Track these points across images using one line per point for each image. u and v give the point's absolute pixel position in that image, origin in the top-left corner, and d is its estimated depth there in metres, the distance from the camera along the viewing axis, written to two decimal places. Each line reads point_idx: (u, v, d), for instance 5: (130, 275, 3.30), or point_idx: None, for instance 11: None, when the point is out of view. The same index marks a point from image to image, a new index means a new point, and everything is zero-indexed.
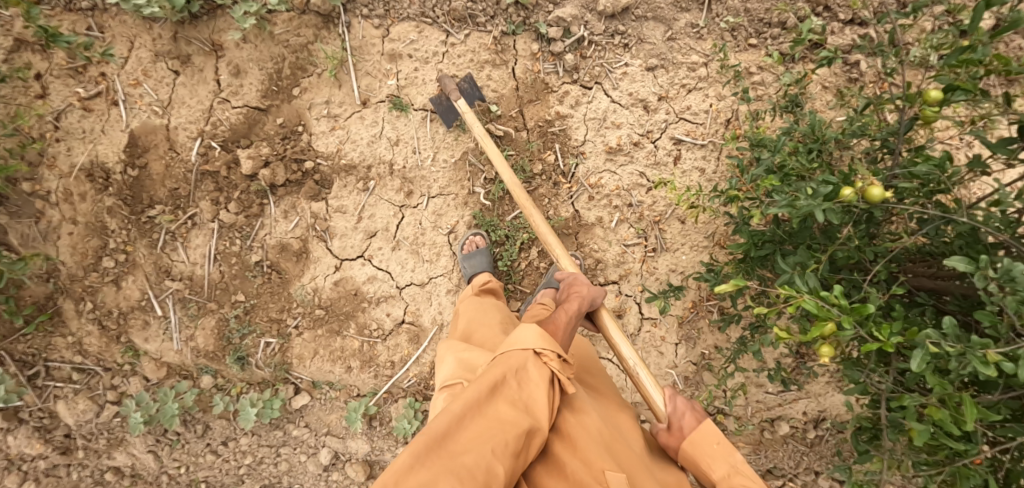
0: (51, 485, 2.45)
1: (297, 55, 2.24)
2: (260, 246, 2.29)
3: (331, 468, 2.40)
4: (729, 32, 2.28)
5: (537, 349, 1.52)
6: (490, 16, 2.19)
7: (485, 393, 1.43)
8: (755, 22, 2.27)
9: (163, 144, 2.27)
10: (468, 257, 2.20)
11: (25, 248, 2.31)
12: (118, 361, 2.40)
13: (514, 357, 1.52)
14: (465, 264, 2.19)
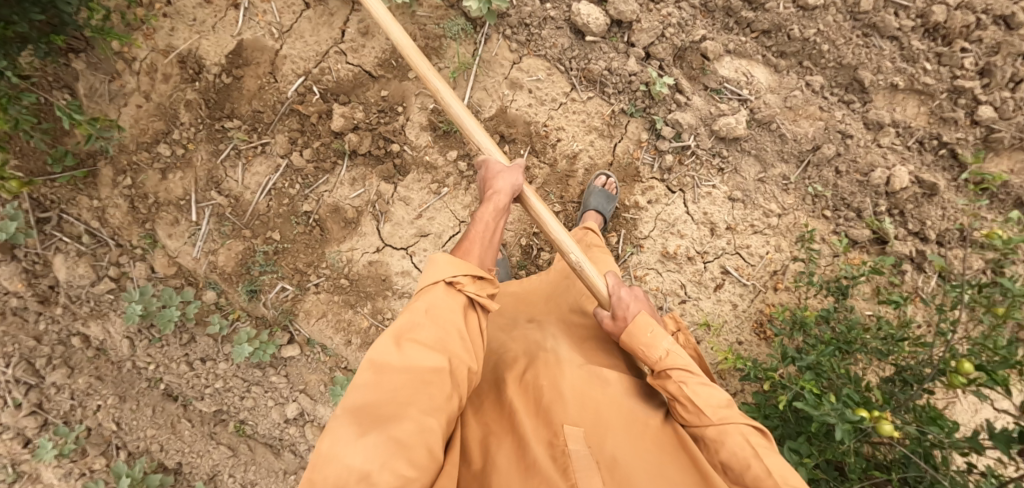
0: (15, 326, 2.38)
1: (426, 40, 2.22)
2: (316, 199, 2.31)
3: (291, 421, 2.47)
4: (812, 197, 2.40)
5: (449, 277, 1.53)
6: (618, 90, 2.25)
7: (391, 341, 1.43)
8: (839, 198, 2.40)
9: (266, 65, 2.25)
10: None
11: (89, 102, 2.27)
12: (133, 242, 2.39)
13: (427, 293, 1.52)
14: None
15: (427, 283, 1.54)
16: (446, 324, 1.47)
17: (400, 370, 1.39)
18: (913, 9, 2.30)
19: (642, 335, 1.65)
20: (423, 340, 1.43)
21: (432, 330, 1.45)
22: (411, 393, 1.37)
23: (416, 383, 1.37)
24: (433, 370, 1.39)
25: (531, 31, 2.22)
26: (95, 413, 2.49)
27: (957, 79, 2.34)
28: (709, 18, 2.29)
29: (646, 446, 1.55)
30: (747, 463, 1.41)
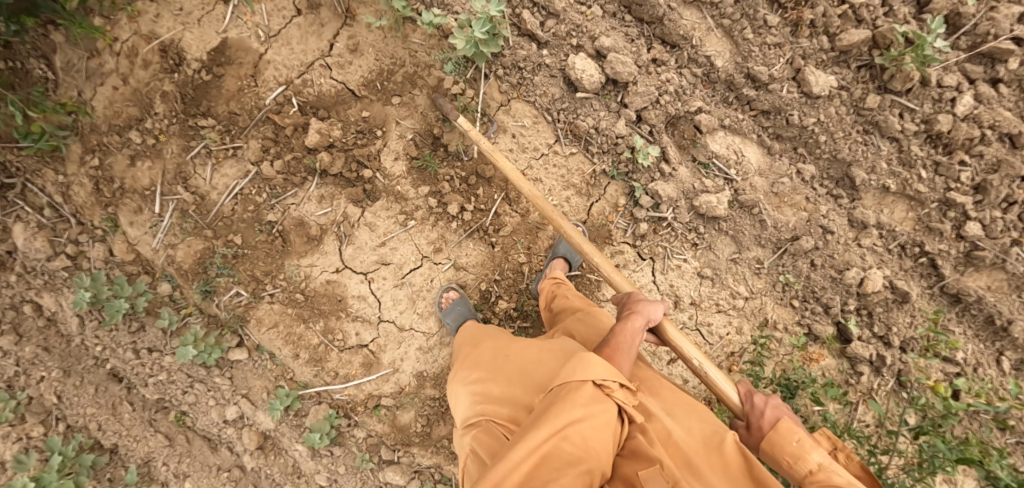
0: None
1: (415, 67, 2.17)
2: (282, 210, 2.27)
3: (230, 422, 2.49)
4: (782, 285, 2.37)
5: (602, 380, 1.58)
6: (602, 150, 2.20)
7: (543, 438, 1.47)
8: (809, 290, 2.36)
9: (248, 67, 2.19)
10: (450, 311, 2.23)
11: (64, 76, 2.21)
12: (94, 222, 2.37)
13: (575, 389, 1.55)
14: (448, 319, 2.22)
15: (576, 380, 1.56)
16: (589, 422, 1.51)
17: (535, 468, 1.45)
18: (918, 113, 2.23)
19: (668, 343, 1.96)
20: (570, 439, 1.48)
21: (565, 419, 1.49)
22: (541, 486, 1.43)
23: (552, 470, 1.45)
24: (580, 474, 1.46)
25: (524, 76, 2.15)
26: (38, 384, 2.48)
27: (950, 191, 2.27)
28: (709, 90, 2.22)
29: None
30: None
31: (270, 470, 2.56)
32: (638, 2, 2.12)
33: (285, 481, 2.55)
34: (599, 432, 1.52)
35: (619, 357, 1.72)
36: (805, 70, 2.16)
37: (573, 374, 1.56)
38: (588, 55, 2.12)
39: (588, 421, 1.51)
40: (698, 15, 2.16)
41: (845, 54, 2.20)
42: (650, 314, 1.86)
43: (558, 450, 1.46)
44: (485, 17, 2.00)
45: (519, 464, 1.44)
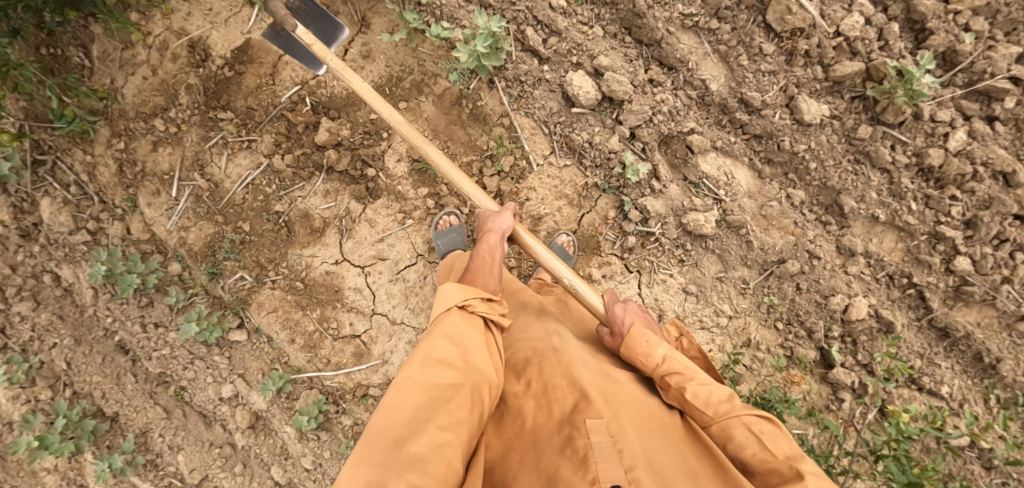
0: None
1: (423, 75, 2.29)
2: (289, 202, 2.40)
3: (225, 400, 2.61)
4: (766, 306, 2.41)
5: (460, 301, 1.74)
6: (596, 165, 2.28)
7: (417, 364, 1.59)
8: (793, 313, 2.40)
9: (268, 66, 2.34)
10: (443, 236, 2.28)
11: (100, 65, 2.39)
12: (115, 201, 2.53)
13: (446, 319, 1.71)
14: (439, 240, 2.27)
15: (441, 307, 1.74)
16: (465, 345, 1.66)
17: (427, 388, 1.54)
18: (910, 146, 2.28)
19: (640, 344, 1.85)
20: (449, 363, 1.60)
21: (444, 348, 1.63)
22: (429, 412, 1.50)
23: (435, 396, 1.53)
24: (459, 389, 1.55)
25: (525, 89, 2.25)
26: (51, 350, 2.63)
27: (940, 224, 2.30)
28: (704, 112, 2.30)
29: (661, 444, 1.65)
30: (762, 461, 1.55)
31: (259, 450, 2.66)
32: (638, 25, 2.22)
33: (273, 462, 2.65)
34: (481, 357, 1.65)
35: (479, 277, 1.89)
36: (798, 98, 2.23)
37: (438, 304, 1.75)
38: (586, 73, 2.22)
39: (477, 350, 1.67)
40: (696, 40, 2.25)
41: (838, 84, 2.26)
42: (501, 228, 2.01)
43: (449, 372, 1.57)
44: (487, 33, 2.14)
45: (414, 385, 1.55)
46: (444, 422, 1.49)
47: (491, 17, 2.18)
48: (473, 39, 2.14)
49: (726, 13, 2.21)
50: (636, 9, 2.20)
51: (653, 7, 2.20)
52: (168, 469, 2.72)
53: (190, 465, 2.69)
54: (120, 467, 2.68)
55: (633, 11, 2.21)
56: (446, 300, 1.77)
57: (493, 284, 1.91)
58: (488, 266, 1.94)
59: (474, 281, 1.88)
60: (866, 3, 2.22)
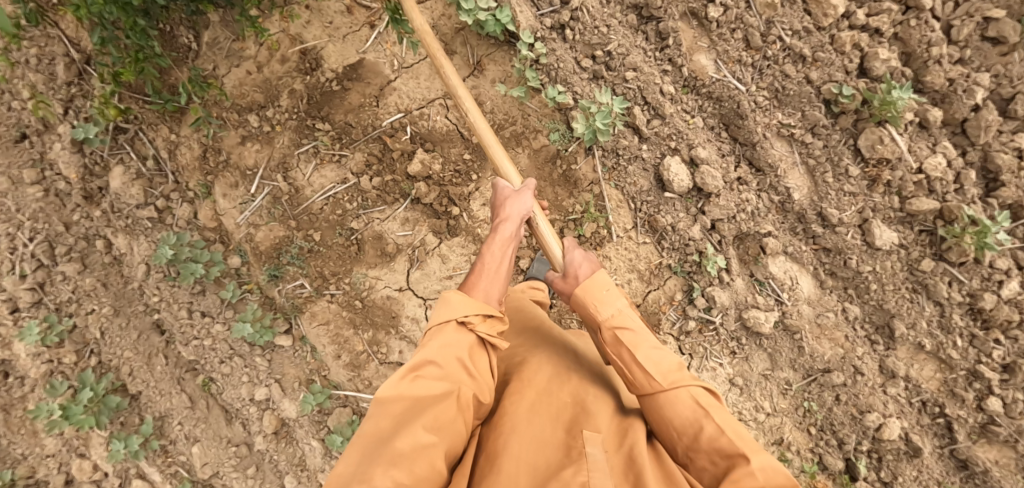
0: (52, 208, 2.50)
1: (524, 127, 2.35)
2: (366, 221, 2.43)
3: (255, 402, 2.57)
4: (803, 410, 2.50)
5: (463, 315, 1.62)
6: (673, 247, 2.37)
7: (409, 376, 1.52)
8: (828, 423, 2.48)
9: (375, 88, 2.39)
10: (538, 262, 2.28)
11: (206, 51, 2.40)
12: (189, 184, 2.52)
13: (445, 328, 1.61)
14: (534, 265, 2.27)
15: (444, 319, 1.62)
16: (462, 352, 1.57)
17: (412, 396, 1.48)
18: (966, 286, 2.36)
19: (600, 292, 1.83)
20: (447, 371, 1.53)
21: (442, 358, 1.55)
22: (417, 416, 1.46)
23: (423, 406, 1.47)
24: (449, 399, 1.50)
25: (620, 162, 2.34)
26: (87, 316, 2.59)
27: (980, 363, 2.38)
28: (781, 216, 2.39)
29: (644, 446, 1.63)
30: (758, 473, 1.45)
31: (277, 457, 2.62)
32: (738, 124, 2.33)
33: (288, 472, 2.61)
34: (468, 365, 1.57)
35: (478, 280, 1.75)
36: (872, 223, 2.33)
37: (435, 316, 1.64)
38: (682, 160, 2.32)
39: (467, 359, 1.57)
40: (788, 148, 2.35)
41: (911, 216, 2.37)
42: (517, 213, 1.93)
43: (429, 381, 1.51)
44: (606, 110, 2.27)
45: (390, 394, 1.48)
46: (431, 422, 1.46)
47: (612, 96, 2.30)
48: (592, 113, 2.26)
49: (820, 129, 2.32)
50: (739, 110, 2.32)
51: (754, 111, 2.33)
52: (178, 459, 2.65)
53: (203, 460, 2.62)
54: (134, 450, 2.61)
55: (735, 111, 2.33)
56: (441, 313, 1.64)
57: (495, 291, 1.73)
58: (497, 267, 1.77)
59: (476, 290, 1.72)
60: (948, 147, 2.35)
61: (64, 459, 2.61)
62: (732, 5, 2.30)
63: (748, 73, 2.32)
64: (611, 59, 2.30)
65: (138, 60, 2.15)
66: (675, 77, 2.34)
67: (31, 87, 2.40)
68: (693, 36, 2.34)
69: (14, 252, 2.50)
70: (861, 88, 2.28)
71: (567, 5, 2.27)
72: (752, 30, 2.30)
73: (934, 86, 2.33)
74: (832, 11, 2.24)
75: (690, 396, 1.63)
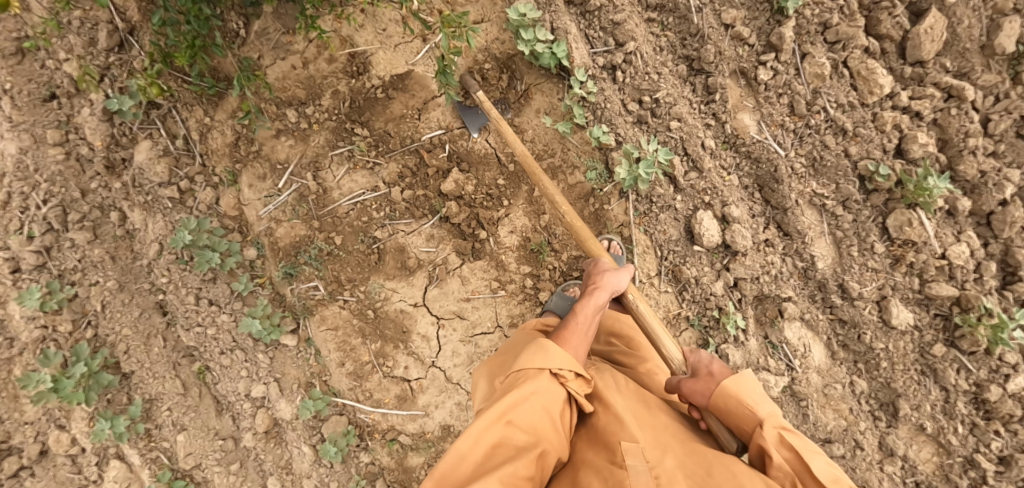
0: (71, 172, 2.45)
1: (563, 160, 2.39)
2: (390, 232, 2.42)
3: (250, 398, 2.51)
4: None
5: (558, 368, 1.72)
6: (693, 300, 2.38)
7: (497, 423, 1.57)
8: None
9: (419, 101, 2.39)
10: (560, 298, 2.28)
11: (254, 39, 2.36)
12: (216, 169, 2.50)
13: (535, 371, 1.70)
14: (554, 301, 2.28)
15: (537, 364, 1.71)
16: (549, 398, 1.66)
17: (503, 444, 1.55)
18: (973, 375, 2.36)
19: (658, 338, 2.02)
20: (531, 423, 1.60)
21: (530, 407, 1.62)
22: (495, 465, 1.52)
23: (503, 453, 1.55)
24: (530, 453, 1.56)
25: (652, 209, 2.36)
26: (89, 287, 2.50)
27: (977, 453, 2.38)
28: (802, 283, 2.41)
29: (699, 469, 1.63)
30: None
31: (264, 456, 2.55)
32: (772, 187, 2.36)
33: (272, 473, 2.55)
34: (554, 417, 1.64)
35: (571, 340, 1.87)
36: (891, 301, 2.35)
37: (532, 360, 1.72)
38: (714, 215, 2.34)
39: (553, 411, 1.65)
40: (818, 217, 2.37)
41: (929, 299, 2.37)
42: (613, 286, 2.00)
43: (515, 422, 1.58)
44: (650, 160, 2.29)
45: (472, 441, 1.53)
46: (505, 473, 1.50)
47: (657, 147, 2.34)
48: (636, 161, 2.28)
49: (852, 203, 2.34)
50: (776, 174, 2.35)
51: (790, 176, 2.36)
52: (161, 446, 2.55)
53: (186, 450, 2.54)
54: (119, 432, 2.49)
55: (772, 174, 2.36)
56: (535, 360, 1.73)
57: (582, 348, 1.89)
58: (585, 329, 1.92)
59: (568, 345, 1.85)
60: (973, 236, 2.35)
61: (42, 429, 2.45)
62: (781, 71, 2.34)
63: (789, 138, 2.35)
64: (657, 107, 2.34)
65: (191, 45, 2.16)
66: (717, 132, 2.38)
67: (72, 50, 2.37)
68: (739, 95, 2.38)
69: (23, 211, 2.40)
70: (897, 169, 2.31)
71: (622, 48, 2.32)
72: (798, 96, 2.34)
73: (967, 175, 2.35)
74: (878, 90, 2.29)
75: (777, 435, 1.64)
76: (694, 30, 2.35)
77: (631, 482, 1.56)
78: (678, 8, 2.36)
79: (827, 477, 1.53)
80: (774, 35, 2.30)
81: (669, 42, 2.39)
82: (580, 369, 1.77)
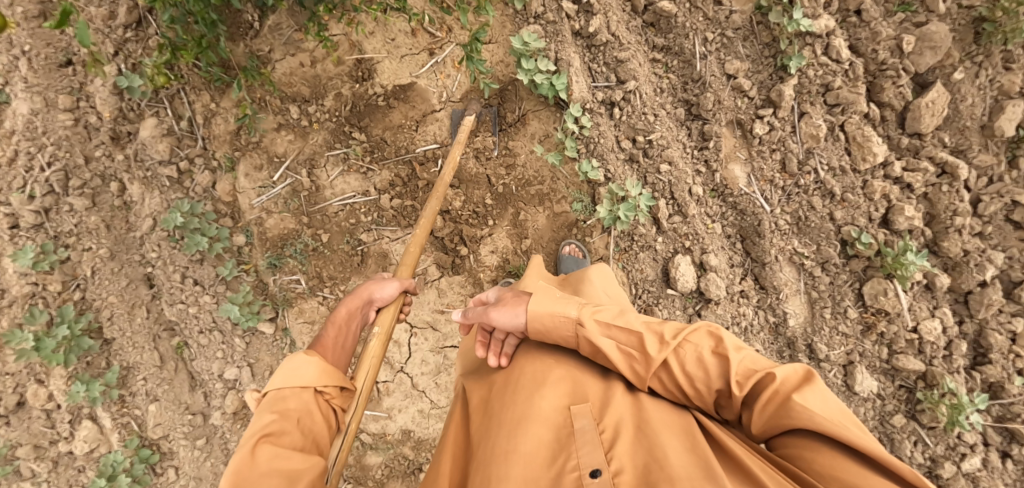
0: (77, 139, 2.52)
1: (551, 188, 2.41)
2: (375, 237, 2.48)
3: (223, 378, 2.59)
4: None
5: (315, 383, 1.58)
6: None
7: (267, 427, 1.43)
8: None
9: (418, 113, 2.44)
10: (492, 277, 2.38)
11: (265, 33, 2.41)
12: (216, 153, 2.56)
13: (294, 395, 1.55)
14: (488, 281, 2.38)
15: (291, 384, 1.56)
16: (313, 422, 1.53)
17: (277, 446, 1.41)
18: (929, 450, 2.38)
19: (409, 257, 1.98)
20: (293, 426, 1.47)
21: (302, 422, 1.50)
22: (284, 467, 1.37)
23: (289, 454, 1.40)
24: (308, 460, 1.42)
25: (632, 247, 2.39)
26: (82, 253, 2.58)
27: None
28: (772, 337, 2.43)
29: (645, 405, 1.52)
30: (782, 403, 1.36)
31: (230, 435, 2.64)
32: (754, 240, 2.39)
33: (236, 452, 2.63)
34: (310, 409, 1.54)
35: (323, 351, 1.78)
36: (856, 367, 2.37)
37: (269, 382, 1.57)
38: (692, 261, 2.37)
39: (303, 394, 1.54)
40: (796, 275, 2.39)
41: (895, 370, 2.39)
42: (376, 296, 1.89)
43: (283, 434, 1.44)
44: (632, 203, 2.35)
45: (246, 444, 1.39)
46: (290, 466, 1.38)
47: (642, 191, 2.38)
48: (619, 201, 2.34)
49: (830, 266, 2.36)
50: (759, 228, 2.37)
51: (773, 232, 2.38)
52: (132, 412, 2.64)
53: (156, 420, 2.63)
54: (93, 396, 2.58)
55: (755, 228, 2.38)
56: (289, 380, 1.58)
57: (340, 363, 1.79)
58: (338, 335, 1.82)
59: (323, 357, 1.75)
60: (947, 313, 2.36)
61: (23, 381, 2.49)
62: (778, 127, 2.36)
63: (777, 194, 2.37)
64: (650, 148, 2.36)
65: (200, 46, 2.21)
66: (706, 180, 2.41)
67: (91, 23, 2.44)
68: (733, 145, 2.39)
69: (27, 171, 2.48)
70: (880, 238, 2.32)
71: (623, 85, 2.35)
72: (792, 154, 2.35)
73: (950, 252, 2.35)
74: (871, 158, 2.30)
75: (704, 340, 1.49)
76: (697, 76, 2.38)
77: (577, 443, 1.46)
78: (683, 52, 2.38)
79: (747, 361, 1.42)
80: (774, 91, 2.32)
81: (670, 84, 2.41)
82: (331, 374, 1.63)
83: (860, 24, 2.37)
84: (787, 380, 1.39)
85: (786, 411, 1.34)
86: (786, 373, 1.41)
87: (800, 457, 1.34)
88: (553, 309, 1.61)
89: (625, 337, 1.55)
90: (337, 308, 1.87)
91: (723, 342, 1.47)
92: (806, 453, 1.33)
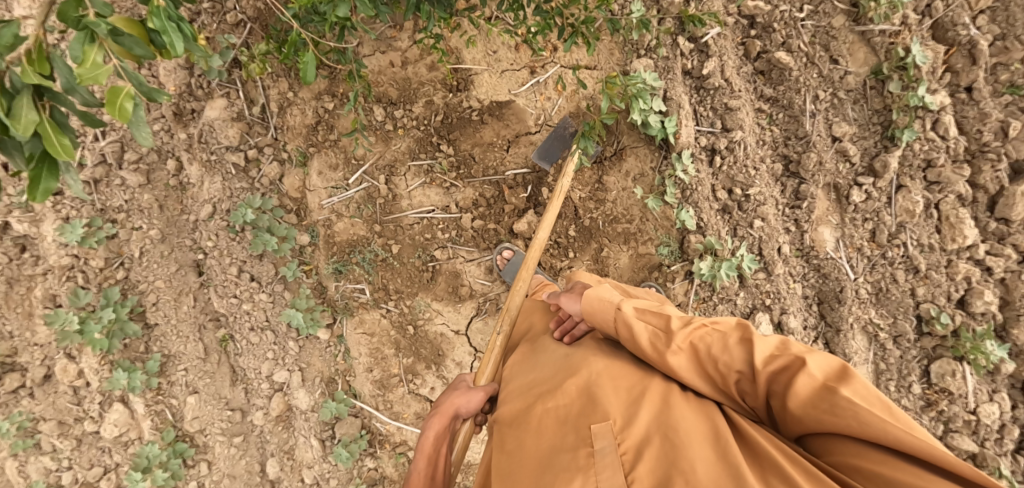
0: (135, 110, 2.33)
1: (638, 228, 2.35)
2: (450, 255, 2.38)
3: (270, 380, 2.48)
4: None
5: None
6: None
7: None
8: None
9: (511, 133, 2.34)
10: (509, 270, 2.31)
11: (358, 27, 2.27)
12: (287, 145, 2.40)
13: None
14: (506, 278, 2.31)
15: None
16: None
17: None
18: None
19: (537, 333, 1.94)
20: None
21: None
22: None
23: None
24: None
25: (712, 298, 2.36)
26: (131, 231, 2.40)
27: None
28: None
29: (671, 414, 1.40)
30: (814, 395, 1.24)
31: (269, 436, 2.53)
32: (833, 306, 2.38)
33: (274, 455, 2.53)
34: None
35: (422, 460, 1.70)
36: None
37: None
38: (770, 320, 2.35)
39: None
40: (867, 344, 2.39)
41: (947, 446, 2.39)
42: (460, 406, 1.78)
43: None
44: (735, 263, 2.29)
45: None
46: None
47: (747, 254, 2.32)
48: (722, 261, 2.28)
49: (903, 340, 2.36)
50: (840, 294, 2.36)
51: (853, 300, 2.36)
52: (168, 402, 2.49)
53: (193, 414, 2.49)
54: (134, 384, 2.43)
55: (836, 293, 2.37)
56: None
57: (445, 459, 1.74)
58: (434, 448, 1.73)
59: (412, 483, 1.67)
60: (1006, 398, 2.34)
61: (51, 354, 2.37)
62: (874, 197, 2.33)
63: (862, 263, 2.35)
64: (746, 201, 2.31)
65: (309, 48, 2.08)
66: (794, 239, 2.38)
67: None
68: (826, 208, 2.36)
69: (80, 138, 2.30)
70: (957, 319, 2.31)
71: (727, 134, 2.29)
72: (883, 226, 2.33)
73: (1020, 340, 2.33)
74: (961, 241, 2.28)
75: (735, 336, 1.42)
76: (802, 134, 2.33)
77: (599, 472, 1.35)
78: (792, 106, 2.33)
79: (775, 351, 1.35)
80: (878, 161, 2.29)
81: (772, 136, 2.35)
82: None
83: (969, 101, 2.30)
84: (824, 375, 1.28)
85: (823, 413, 1.22)
86: (821, 365, 1.29)
87: (851, 466, 1.19)
88: (603, 293, 1.69)
89: (655, 321, 1.55)
90: (424, 432, 1.74)
91: (751, 330, 1.41)
92: (854, 460, 1.19)
